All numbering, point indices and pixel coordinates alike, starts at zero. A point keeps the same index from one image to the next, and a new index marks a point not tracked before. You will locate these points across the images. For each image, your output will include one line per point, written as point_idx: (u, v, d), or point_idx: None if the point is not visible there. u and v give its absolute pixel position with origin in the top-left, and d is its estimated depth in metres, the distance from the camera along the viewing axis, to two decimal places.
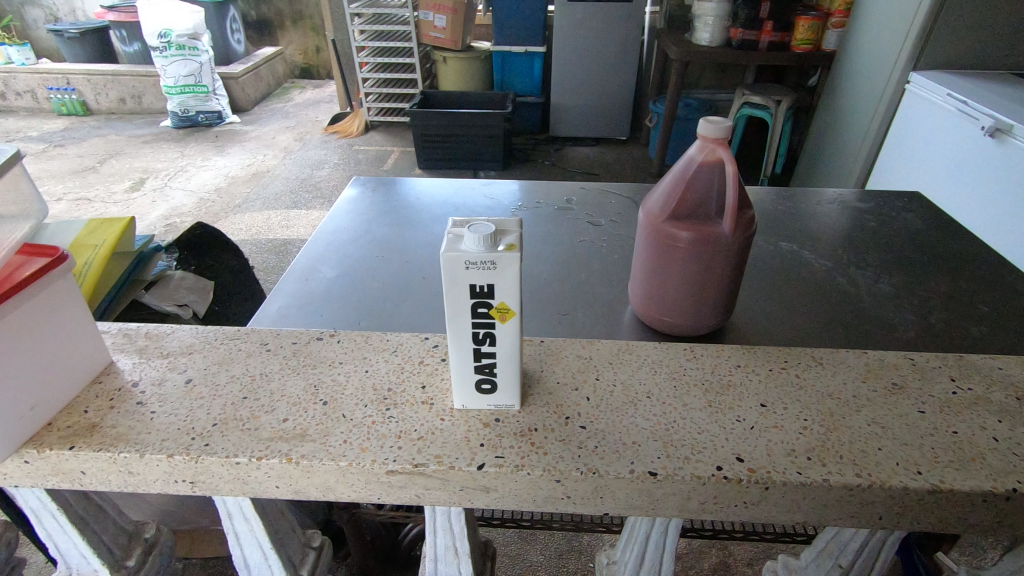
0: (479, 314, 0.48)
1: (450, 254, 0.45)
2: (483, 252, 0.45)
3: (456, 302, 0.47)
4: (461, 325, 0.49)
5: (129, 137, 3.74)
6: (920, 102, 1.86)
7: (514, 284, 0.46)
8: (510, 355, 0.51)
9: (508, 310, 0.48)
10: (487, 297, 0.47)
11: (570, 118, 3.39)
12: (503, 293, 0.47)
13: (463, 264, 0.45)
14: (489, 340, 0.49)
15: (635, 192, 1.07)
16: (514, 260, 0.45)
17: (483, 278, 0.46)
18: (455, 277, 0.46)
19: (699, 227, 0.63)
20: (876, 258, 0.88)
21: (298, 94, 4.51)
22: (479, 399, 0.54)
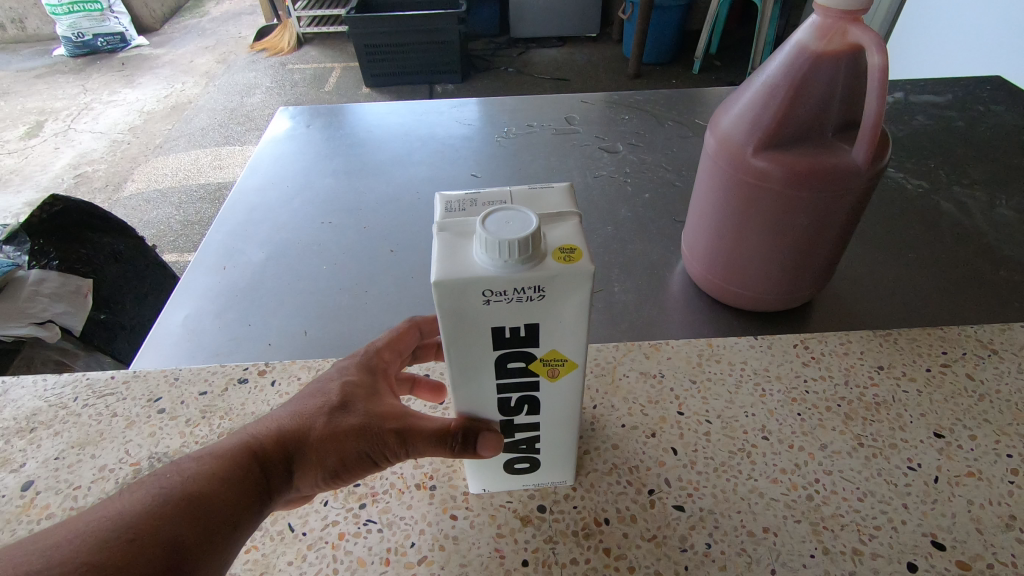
0: (509, 371, 0.29)
1: (451, 284, 0.24)
2: (521, 272, 0.24)
3: (467, 356, 0.28)
4: (479, 387, 0.29)
5: (17, 71, 3.17)
6: None
7: (576, 322, 0.26)
8: (564, 419, 0.31)
9: (562, 360, 0.28)
10: (525, 344, 0.27)
11: (532, 14, 2.98)
12: (552, 336, 0.27)
13: (478, 297, 0.25)
14: (528, 407, 0.31)
15: (652, 101, 0.83)
16: (579, 284, 0.25)
17: (519, 317, 0.26)
18: (464, 318, 0.26)
19: (811, 158, 0.41)
20: (980, 171, 0.67)
21: (214, 6, 3.88)
22: (505, 482, 0.34)
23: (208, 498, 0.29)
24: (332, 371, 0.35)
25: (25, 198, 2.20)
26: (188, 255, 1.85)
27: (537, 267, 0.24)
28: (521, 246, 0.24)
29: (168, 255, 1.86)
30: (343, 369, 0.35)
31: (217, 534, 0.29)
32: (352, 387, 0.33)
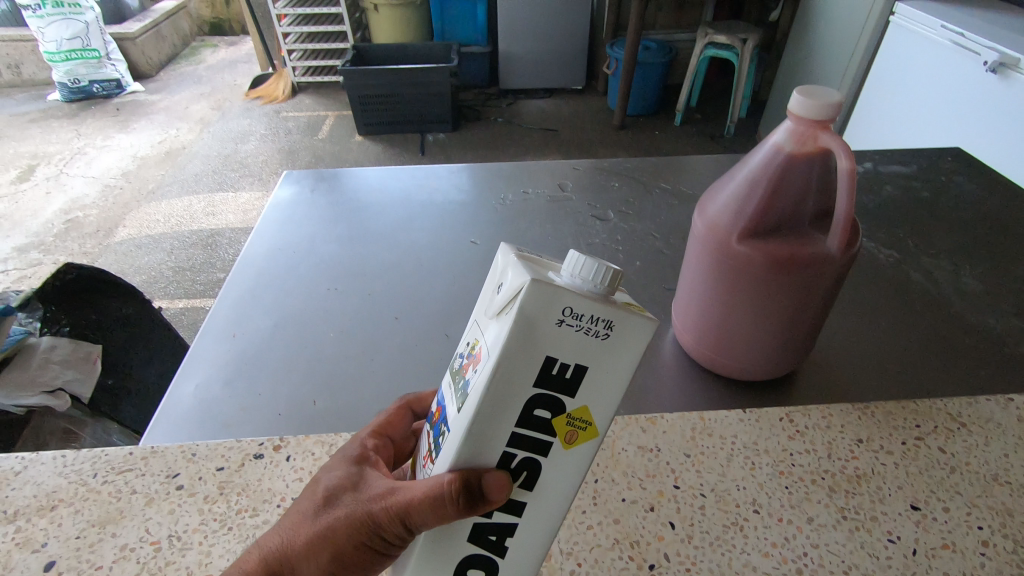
0: (534, 419, 0.31)
1: (552, 291, 0.27)
2: (606, 309, 0.28)
3: (509, 379, 0.29)
4: (494, 431, 0.30)
5: (11, 116, 3.20)
6: (907, 37, 1.69)
7: (616, 379, 0.30)
8: (546, 507, 0.34)
9: (584, 417, 0.31)
10: (562, 390, 0.30)
11: (521, 68, 3.11)
12: (587, 388, 0.30)
13: (557, 317, 0.28)
14: (528, 476, 0.32)
15: (639, 169, 0.88)
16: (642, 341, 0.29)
17: (579, 355, 0.29)
18: (531, 338, 0.28)
19: (790, 249, 0.45)
20: (945, 240, 0.72)
21: (210, 54, 3.98)
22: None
23: None
24: (326, 470, 0.38)
25: (14, 242, 2.20)
26: (179, 301, 1.86)
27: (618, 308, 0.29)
28: (611, 279, 0.28)
29: (158, 302, 1.86)
30: (333, 465, 0.38)
31: None
32: (341, 479, 0.37)
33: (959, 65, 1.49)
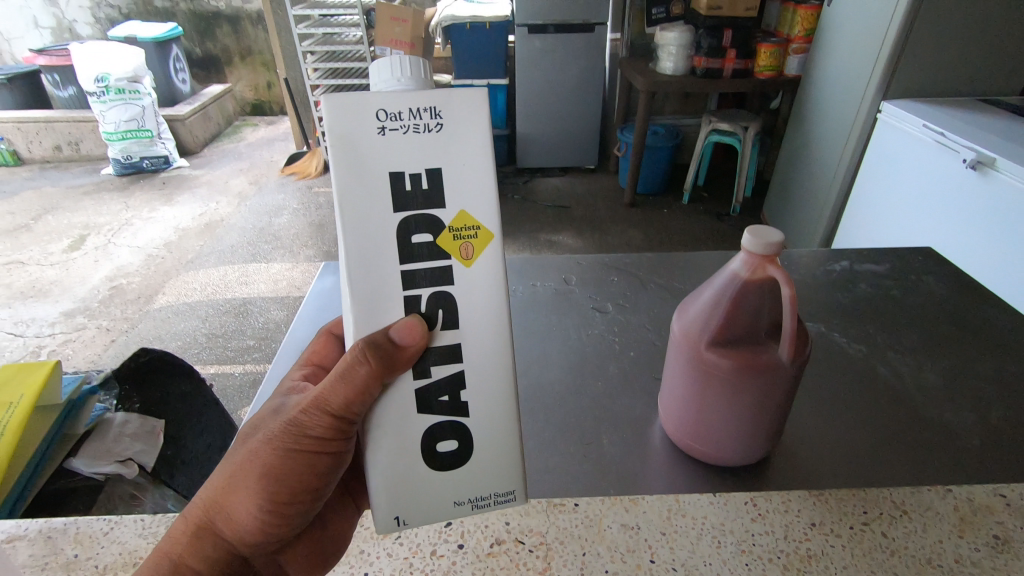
0: (419, 235, 0.45)
1: (363, 101, 0.43)
2: (420, 104, 0.44)
3: (369, 208, 0.44)
4: (376, 261, 0.44)
5: (67, 188, 3.47)
6: (894, 133, 1.83)
7: (458, 156, 0.45)
8: (485, 366, 0.48)
9: (465, 214, 0.45)
10: (422, 184, 0.44)
11: (537, 149, 3.32)
12: (445, 181, 0.45)
13: (375, 130, 0.43)
14: (443, 307, 0.46)
15: (637, 264, 0.98)
16: (461, 113, 0.44)
17: (415, 153, 0.44)
18: (368, 142, 0.43)
19: (747, 356, 0.54)
20: (911, 338, 0.80)
21: (251, 132, 4.31)
22: (476, 470, 0.49)
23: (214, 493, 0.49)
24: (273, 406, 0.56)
25: (62, 307, 2.36)
26: (211, 367, 1.97)
27: (426, 95, 0.44)
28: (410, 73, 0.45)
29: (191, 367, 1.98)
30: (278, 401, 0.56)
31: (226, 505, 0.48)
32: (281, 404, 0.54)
33: (941, 160, 1.61)
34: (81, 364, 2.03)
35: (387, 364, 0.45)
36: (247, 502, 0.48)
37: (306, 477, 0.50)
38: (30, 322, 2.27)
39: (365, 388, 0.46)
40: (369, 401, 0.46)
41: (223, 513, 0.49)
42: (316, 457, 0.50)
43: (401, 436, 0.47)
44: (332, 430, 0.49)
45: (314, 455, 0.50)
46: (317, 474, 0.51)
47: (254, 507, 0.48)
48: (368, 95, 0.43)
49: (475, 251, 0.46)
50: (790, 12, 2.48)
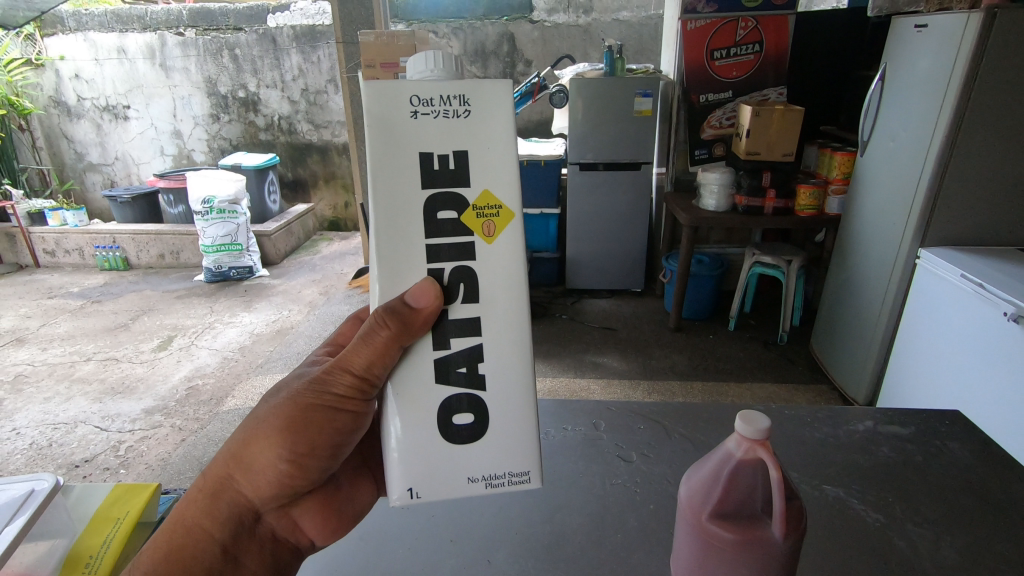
0: (448, 204, 0.61)
1: (399, 86, 0.58)
2: (451, 93, 0.59)
3: (400, 178, 0.59)
4: (406, 227, 0.60)
5: (164, 292, 3.91)
6: (935, 278, 1.87)
7: (483, 140, 0.60)
8: (498, 347, 0.64)
9: (487, 194, 0.61)
10: (454, 162, 0.60)
11: (586, 271, 3.50)
12: (468, 162, 0.61)
13: (409, 111, 0.59)
14: (467, 279, 0.62)
15: (663, 412, 1.05)
16: (482, 101, 0.60)
17: (442, 135, 0.60)
18: (400, 121, 0.59)
19: (744, 529, 0.60)
20: (930, 509, 0.82)
21: (326, 246, 4.76)
22: (490, 445, 0.65)
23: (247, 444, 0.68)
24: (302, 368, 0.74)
25: (144, 404, 2.59)
26: None
27: (454, 85, 0.60)
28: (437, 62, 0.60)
29: None
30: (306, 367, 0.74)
31: (256, 452, 0.67)
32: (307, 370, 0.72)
33: (984, 309, 1.63)
34: (152, 462, 2.20)
35: (403, 324, 0.61)
36: (270, 453, 0.67)
37: (324, 430, 0.68)
38: (115, 417, 2.50)
39: (386, 348, 0.62)
40: (388, 360, 0.63)
41: (247, 463, 0.68)
42: (334, 412, 0.68)
43: (423, 407, 0.63)
44: (352, 388, 0.66)
45: (332, 410, 0.68)
46: (333, 427, 0.69)
47: (276, 456, 0.67)
48: (403, 83, 0.58)
49: (495, 228, 0.62)
50: (827, 157, 2.64)
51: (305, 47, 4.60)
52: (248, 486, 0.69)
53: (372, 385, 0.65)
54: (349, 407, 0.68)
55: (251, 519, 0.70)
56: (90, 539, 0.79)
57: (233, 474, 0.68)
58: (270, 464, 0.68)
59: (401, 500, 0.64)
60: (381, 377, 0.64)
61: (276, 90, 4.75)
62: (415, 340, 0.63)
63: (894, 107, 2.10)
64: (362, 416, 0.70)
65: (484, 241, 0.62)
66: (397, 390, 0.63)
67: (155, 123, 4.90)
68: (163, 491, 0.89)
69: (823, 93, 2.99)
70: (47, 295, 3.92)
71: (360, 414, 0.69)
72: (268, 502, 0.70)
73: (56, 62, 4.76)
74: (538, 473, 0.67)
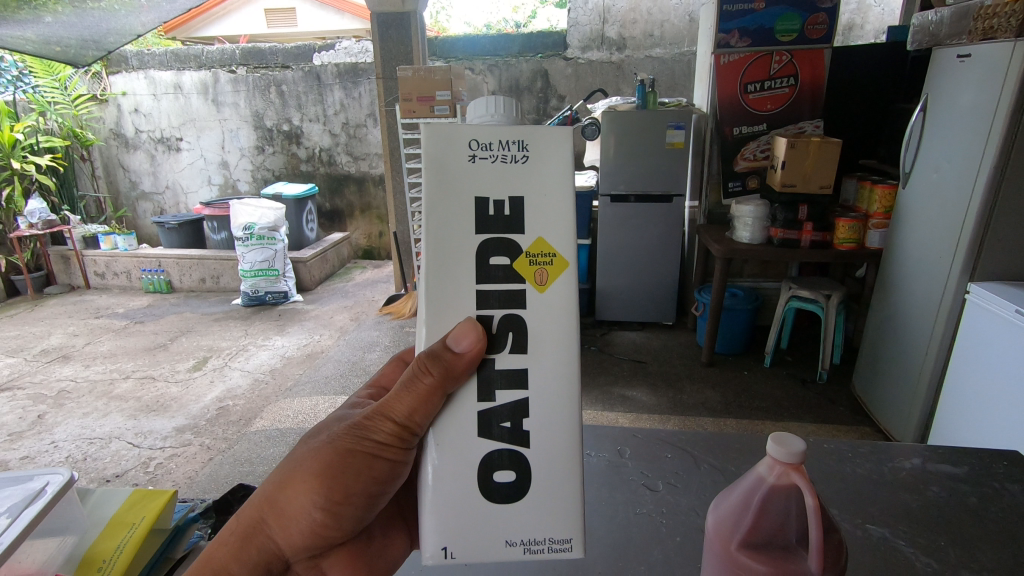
0: (503, 253, 0.60)
1: (458, 130, 0.59)
2: (510, 138, 0.60)
3: (453, 222, 0.59)
4: (456, 273, 0.60)
5: (202, 315, 4.03)
6: (986, 316, 1.78)
7: (540, 188, 0.60)
8: (543, 400, 0.62)
9: (541, 241, 0.60)
10: (509, 209, 0.60)
11: (616, 303, 3.46)
12: (524, 208, 0.60)
13: (467, 155, 0.59)
14: (514, 331, 0.61)
15: (690, 441, 1.00)
16: (541, 147, 0.60)
17: (499, 180, 0.60)
18: (456, 164, 0.59)
19: (776, 562, 0.55)
20: (990, 556, 0.75)
21: (359, 274, 4.86)
22: (530, 506, 0.62)
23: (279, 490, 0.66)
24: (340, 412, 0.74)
25: (176, 422, 2.64)
26: None
27: (513, 130, 0.60)
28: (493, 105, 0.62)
29: None
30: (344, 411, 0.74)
31: (289, 500, 0.66)
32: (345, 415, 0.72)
33: None
34: (179, 479, 2.22)
35: (446, 369, 0.59)
36: (305, 499, 0.65)
37: (361, 478, 0.67)
38: (147, 434, 2.55)
39: (429, 396, 0.61)
40: (431, 408, 0.61)
41: (280, 508, 0.66)
42: (372, 460, 0.67)
43: (463, 461, 0.61)
44: (392, 436, 0.65)
45: (372, 457, 0.67)
46: (369, 476, 0.67)
47: (310, 503, 0.66)
48: (462, 126, 0.59)
49: (548, 276, 0.60)
50: (867, 190, 2.58)
51: (347, 83, 4.80)
52: (277, 533, 0.67)
53: (412, 434, 0.64)
54: (388, 455, 0.67)
55: (280, 565, 0.68)
56: (104, 542, 0.80)
57: (265, 519, 0.66)
58: (304, 511, 0.66)
59: (434, 559, 0.61)
60: (422, 426, 0.62)
61: (318, 123, 4.95)
62: (459, 386, 0.61)
63: (937, 139, 2.05)
64: (400, 466, 0.68)
65: (536, 289, 0.60)
66: (438, 439, 0.61)
67: (204, 154, 5.15)
68: (178, 498, 0.89)
69: (863, 127, 2.94)
70: (94, 315, 4.08)
71: (399, 463, 0.68)
72: (298, 553, 0.68)
73: (119, 98, 5.08)
74: (581, 542, 0.63)
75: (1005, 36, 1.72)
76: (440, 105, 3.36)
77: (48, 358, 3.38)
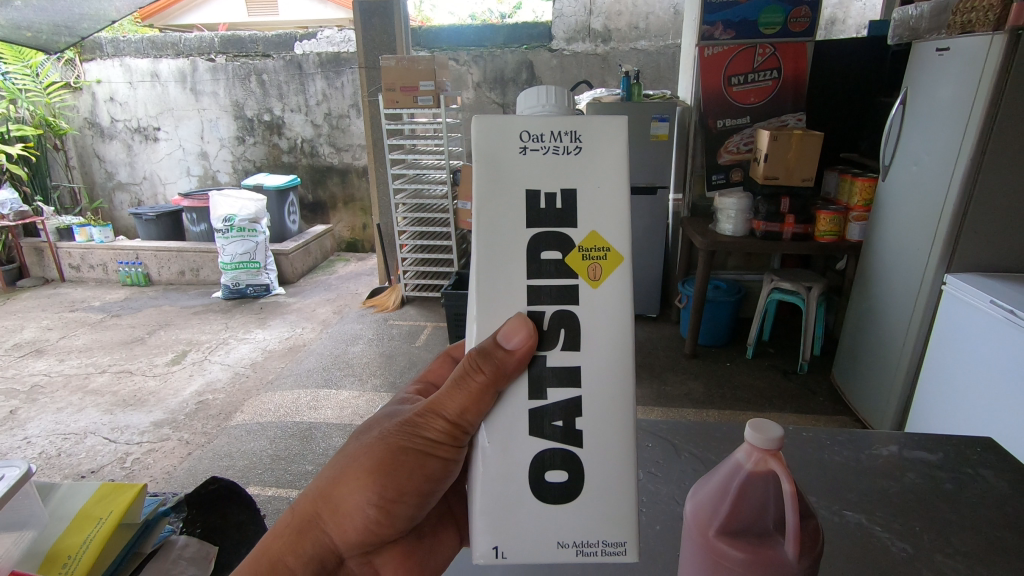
0: (557, 248, 0.58)
1: (510, 121, 0.58)
2: (562, 129, 0.58)
3: (505, 215, 0.58)
4: (507, 268, 0.58)
5: (182, 308, 3.95)
6: (962, 306, 1.81)
7: (594, 180, 0.58)
8: (600, 400, 0.60)
9: (595, 235, 0.59)
10: (560, 203, 0.59)
11: None
12: (576, 201, 0.59)
13: (518, 147, 0.58)
14: (567, 326, 0.59)
15: (672, 430, 1.00)
16: (594, 139, 0.58)
17: (552, 173, 0.58)
18: (507, 157, 0.58)
19: (753, 549, 0.55)
20: (965, 540, 0.76)
21: (342, 267, 4.82)
22: (580, 507, 0.60)
23: (333, 487, 0.65)
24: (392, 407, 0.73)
25: (153, 417, 2.59)
26: (268, 489, 2.04)
27: (565, 121, 0.59)
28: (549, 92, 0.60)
29: (251, 489, 2.06)
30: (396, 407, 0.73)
31: (343, 497, 0.65)
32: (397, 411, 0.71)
33: (1014, 337, 1.58)
34: (157, 474, 2.18)
35: (496, 366, 0.58)
36: (358, 495, 0.64)
37: (413, 475, 0.66)
38: (124, 429, 2.50)
39: (480, 395, 0.59)
40: (482, 406, 0.60)
41: (334, 504, 0.65)
42: (423, 458, 0.65)
43: (513, 461, 0.60)
44: (443, 434, 0.63)
45: (423, 455, 0.65)
46: (421, 474, 0.66)
47: (364, 499, 0.65)
48: (514, 118, 0.58)
49: (602, 271, 0.58)
50: (848, 183, 2.60)
51: (329, 73, 4.72)
52: (329, 530, 0.66)
53: (463, 433, 0.62)
54: (440, 454, 0.65)
55: (333, 562, 0.67)
56: (70, 539, 0.78)
57: (319, 515, 0.66)
58: (357, 508, 0.65)
59: (485, 559, 0.60)
60: (473, 424, 0.61)
61: (300, 114, 4.87)
62: (511, 384, 0.59)
63: (916, 131, 2.07)
64: (452, 465, 0.66)
65: (590, 284, 0.59)
66: (491, 438, 0.60)
67: (183, 145, 5.05)
68: (148, 492, 0.87)
69: (846, 120, 2.96)
70: (69, 309, 3.99)
71: (451, 462, 0.66)
72: (352, 549, 0.68)
73: (93, 85, 4.95)
74: (635, 546, 0.61)
75: (982, 30, 1.73)
76: (424, 95, 3.32)
77: (21, 352, 3.30)
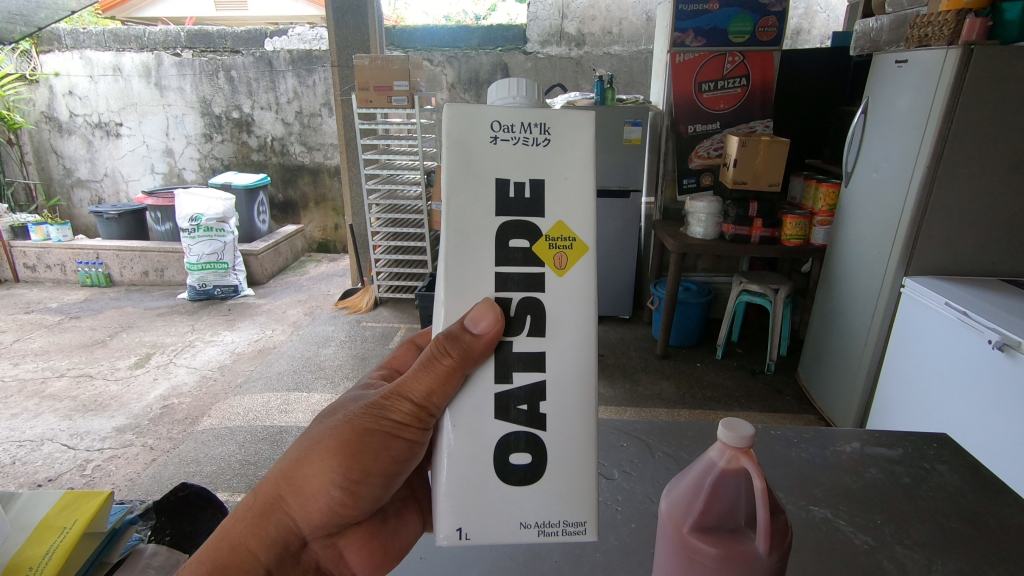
0: (526, 235, 0.59)
1: (479, 111, 0.58)
2: (531, 121, 0.59)
3: (473, 203, 0.58)
4: (475, 254, 0.58)
5: (145, 309, 3.83)
6: (920, 308, 1.88)
7: (560, 170, 0.60)
8: (563, 382, 0.60)
9: (561, 225, 0.60)
10: (527, 191, 0.59)
11: None
12: (544, 192, 0.60)
13: (488, 137, 0.58)
14: (535, 311, 0.60)
15: (645, 431, 1.01)
16: (563, 132, 0.59)
17: (520, 162, 0.59)
18: (477, 145, 0.58)
19: (726, 544, 0.56)
20: (922, 531, 0.80)
21: (313, 268, 4.74)
22: (543, 490, 0.61)
23: (297, 470, 0.64)
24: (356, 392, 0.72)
25: (116, 422, 2.51)
26: (238, 495, 2.00)
27: (535, 114, 0.59)
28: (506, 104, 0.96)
29: (220, 495, 2.01)
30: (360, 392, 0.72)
31: (309, 480, 0.63)
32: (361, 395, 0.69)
33: (969, 338, 1.64)
34: (120, 481, 2.11)
35: (463, 349, 0.58)
36: (324, 476, 0.63)
37: (380, 456, 0.65)
38: (84, 435, 2.41)
39: (446, 377, 0.59)
40: (449, 389, 0.60)
41: (298, 486, 0.64)
42: (389, 439, 0.65)
43: (478, 443, 0.60)
44: (409, 416, 0.63)
45: (389, 437, 0.65)
46: (387, 455, 0.66)
47: (329, 481, 0.64)
48: (484, 109, 0.58)
49: (567, 260, 0.60)
50: (812, 188, 2.68)
51: (301, 70, 4.64)
52: (293, 512, 0.65)
53: (429, 415, 0.62)
54: (405, 435, 0.65)
55: (296, 545, 0.66)
56: (28, 549, 0.76)
57: (282, 497, 0.64)
58: (322, 488, 0.64)
59: (449, 540, 0.60)
60: (440, 407, 0.61)
61: (271, 111, 4.78)
62: (477, 367, 0.60)
63: (877, 139, 2.14)
64: (418, 446, 0.66)
65: (555, 273, 0.60)
66: (454, 422, 0.60)
67: (147, 141, 4.91)
68: (115, 499, 0.83)
69: (810, 127, 3.06)
70: (24, 310, 3.83)
71: (417, 443, 0.66)
72: (316, 531, 0.66)
73: (50, 79, 4.77)
74: (594, 525, 0.62)
75: (939, 43, 1.82)
76: (398, 95, 3.29)
77: None
